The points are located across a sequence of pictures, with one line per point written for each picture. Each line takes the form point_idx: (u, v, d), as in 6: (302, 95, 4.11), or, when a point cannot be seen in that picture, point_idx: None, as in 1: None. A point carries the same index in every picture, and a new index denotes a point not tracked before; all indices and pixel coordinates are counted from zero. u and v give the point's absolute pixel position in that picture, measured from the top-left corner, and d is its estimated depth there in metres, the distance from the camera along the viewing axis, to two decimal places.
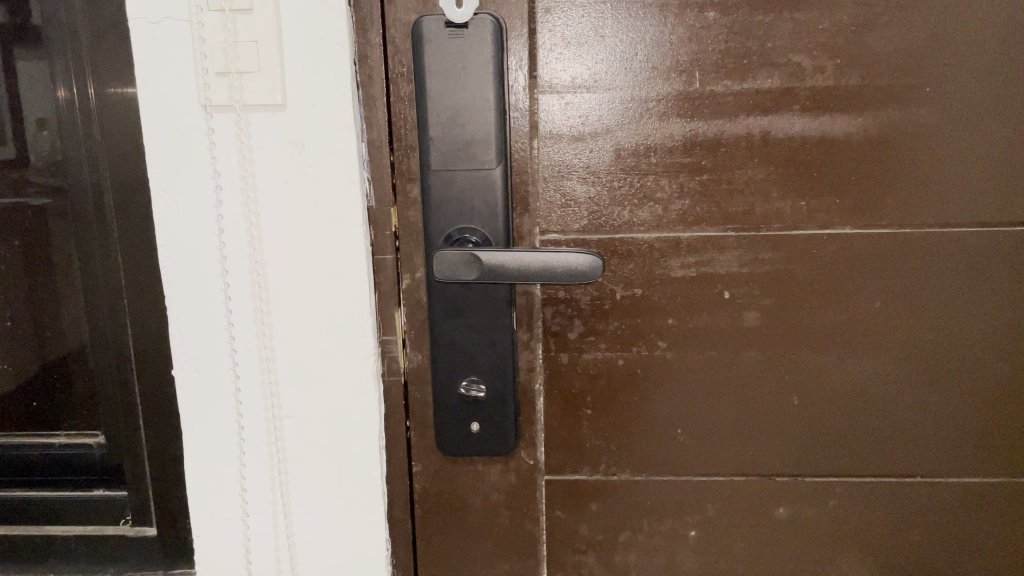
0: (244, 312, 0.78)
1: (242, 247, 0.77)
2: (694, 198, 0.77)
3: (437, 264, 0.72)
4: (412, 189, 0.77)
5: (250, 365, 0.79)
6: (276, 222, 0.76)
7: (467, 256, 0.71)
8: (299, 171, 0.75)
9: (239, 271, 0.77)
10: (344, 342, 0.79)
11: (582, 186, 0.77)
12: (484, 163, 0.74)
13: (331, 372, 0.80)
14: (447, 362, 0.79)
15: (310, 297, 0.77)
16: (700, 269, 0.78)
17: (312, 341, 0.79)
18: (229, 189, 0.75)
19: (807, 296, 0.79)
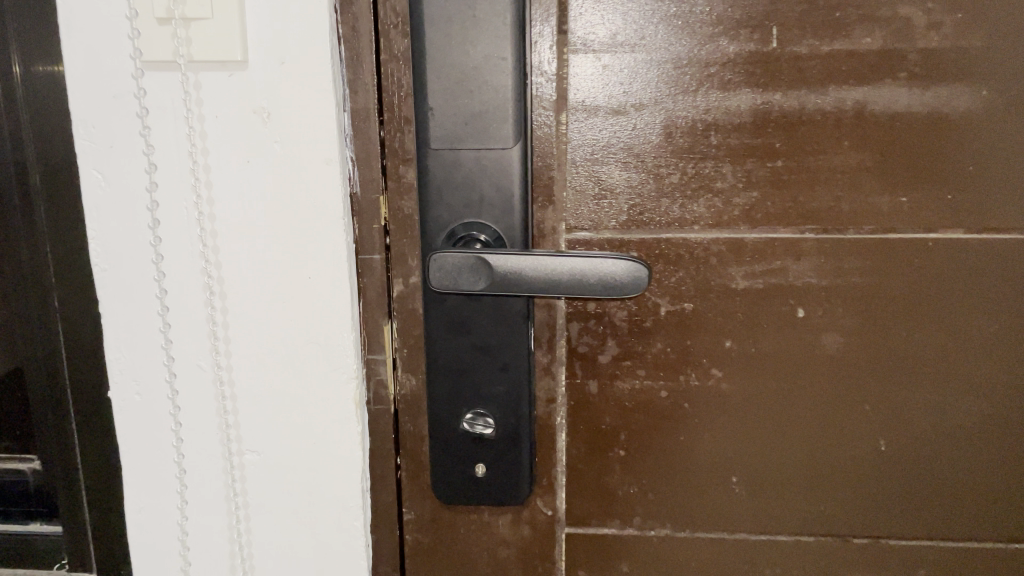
0: (195, 323, 0.63)
1: (193, 242, 0.61)
2: (762, 190, 0.61)
3: (434, 270, 0.56)
4: (406, 173, 0.62)
5: (204, 387, 0.64)
6: (234, 212, 0.60)
7: (473, 260, 0.55)
8: (265, 147, 0.59)
9: (189, 271, 0.62)
10: (319, 361, 0.63)
11: (622, 172, 0.61)
12: (498, 141, 0.58)
13: (303, 398, 0.64)
14: (448, 390, 0.63)
15: (277, 305, 0.62)
16: (768, 281, 0.62)
17: (280, 360, 0.63)
18: (176, 170, 0.60)
19: (902, 317, 0.62)
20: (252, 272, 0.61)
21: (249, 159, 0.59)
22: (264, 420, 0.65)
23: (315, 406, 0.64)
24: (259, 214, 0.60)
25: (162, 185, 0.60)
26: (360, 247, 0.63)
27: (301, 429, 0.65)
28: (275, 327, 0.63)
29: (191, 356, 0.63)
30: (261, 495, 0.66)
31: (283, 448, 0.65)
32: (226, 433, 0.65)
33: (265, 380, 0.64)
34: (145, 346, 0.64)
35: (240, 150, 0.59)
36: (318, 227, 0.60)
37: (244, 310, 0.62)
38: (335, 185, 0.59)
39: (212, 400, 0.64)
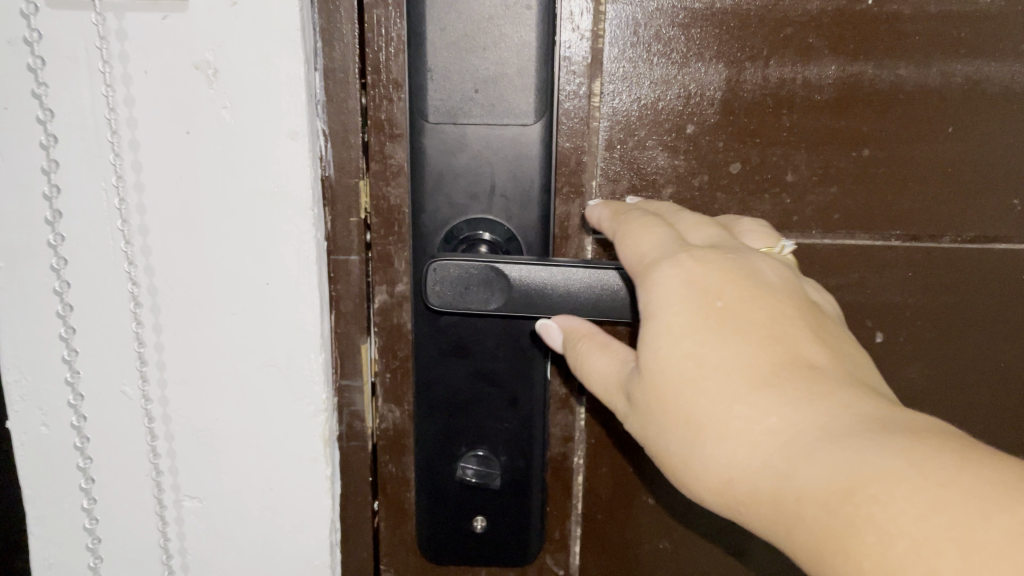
0: (117, 340, 0.49)
1: (113, 237, 0.47)
2: (842, 185, 0.49)
3: (431, 283, 0.43)
4: (393, 152, 0.48)
5: (128, 420, 0.50)
6: (168, 199, 0.46)
7: (484, 272, 0.42)
8: (210, 115, 0.45)
9: (109, 274, 0.47)
10: (278, 390, 0.50)
11: (668, 158, 0.48)
12: (516, 115, 0.45)
13: (257, 435, 0.51)
14: (442, 427, 0.51)
15: (225, 318, 0.48)
16: (842, 297, 0.50)
17: (228, 388, 0.50)
18: (88, 142, 0.45)
19: (991, 341, 0.52)
20: (191, 277, 0.48)
21: (189, 131, 0.45)
22: (208, 461, 0.51)
23: (272, 445, 0.51)
24: (200, 202, 0.46)
25: (69, 163, 0.45)
26: (334, 245, 0.49)
27: (254, 472, 0.51)
28: (222, 347, 0.49)
29: (112, 381, 0.49)
30: (203, 551, 0.53)
31: (233, 494, 0.52)
32: (157, 478, 0.51)
33: (208, 412, 0.50)
34: (48, 370, 0.49)
35: (177, 118, 0.45)
36: (279, 221, 0.47)
37: (181, 325, 0.48)
38: (303, 167, 0.46)
39: (140, 436, 0.50)
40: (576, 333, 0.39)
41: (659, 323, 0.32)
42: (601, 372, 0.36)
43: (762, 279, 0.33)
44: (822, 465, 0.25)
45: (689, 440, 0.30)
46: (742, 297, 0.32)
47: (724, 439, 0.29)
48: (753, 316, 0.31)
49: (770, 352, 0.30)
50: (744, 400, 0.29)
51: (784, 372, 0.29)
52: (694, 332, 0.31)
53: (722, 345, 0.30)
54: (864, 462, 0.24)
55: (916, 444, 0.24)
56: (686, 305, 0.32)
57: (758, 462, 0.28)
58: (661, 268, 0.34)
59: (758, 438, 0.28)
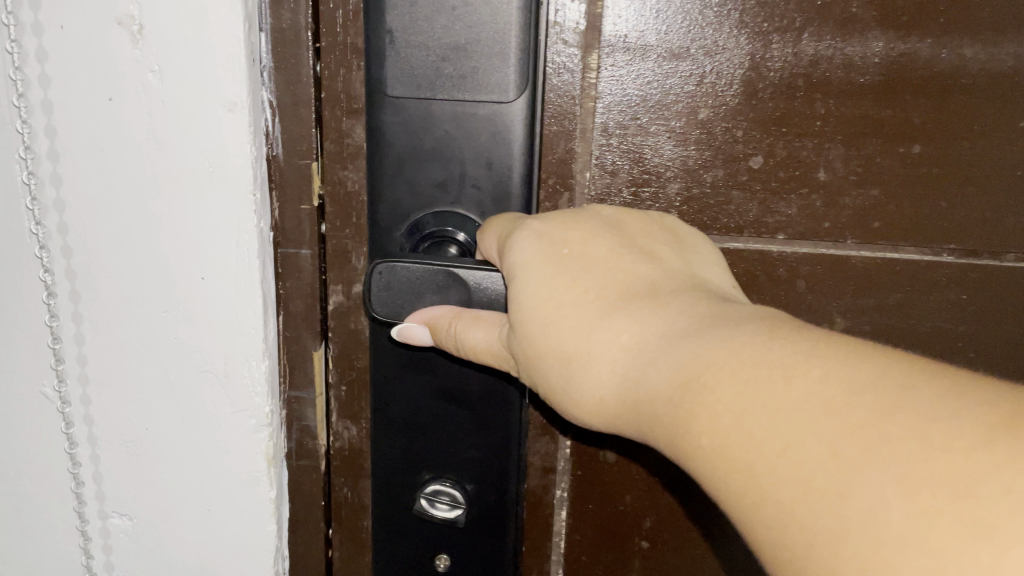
0: (31, 338, 0.41)
1: (21, 217, 0.39)
2: (886, 185, 0.40)
3: (378, 288, 0.36)
4: (350, 130, 0.40)
5: (43, 431, 0.43)
6: (86, 175, 0.39)
7: (440, 278, 0.36)
8: (132, 78, 0.37)
9: (17, 260, 0.40)
10: (215, 406, 0.42)
11: (676, 148, 0.41)
12: (491, 89, 0.37)
13: (190, 456, 0.43)
14: (401, 451, 0.44)
15: (153, 316, 0.41)
16: (879, 320, 0.42)
17: (158, 399, 0.42)
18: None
19: None
20: (113, 267, 0.40)
21: (109, 96, 0.37)
22: (136, 481, 0.44)
23: (207, 469, 0.43)
24: (122, 179, 0.39)
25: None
26: (281, 236, 0.42)
27: (187, 498, 0.44)
28: (150, 351, 0.41)
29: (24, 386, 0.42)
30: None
31: (166, 519, 0.44)
32: (78, 497, 0.44)
33: (135, 424, 0.43)
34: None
35: (93, 80, 0.37)
36: (212, 208, 0.39)
37: (103, 323, 0.41)
38: (240, 145, 0.38)
39: (57, 450, 0.43)
40: (441, 317, 0.35)
41: (523, 280, 0.31)
42: (486, 346, 0.33)
43: (603, 215, 0.33)
44: (666, 366, 0.25)
45: (561, 376, 0.29)
46: (589, 235, 0.31)
47: (590, 365, 0.28)
48: (598, 251, 0.31)
49: (613, 277, 0.30)
50: (596, 331, 0.28)
51: (628, 297, 0.29)
52: (549, 277, 0.30)
53: (576, 281, 0.30)
54: (696, 355, 0.24)
55: (736, 334, 0.24)
56: (539, 257, 0.31)
57: (620, 379, 0.27)
58: (518, 232, 0.33)
59: (616, 356, 0.28)
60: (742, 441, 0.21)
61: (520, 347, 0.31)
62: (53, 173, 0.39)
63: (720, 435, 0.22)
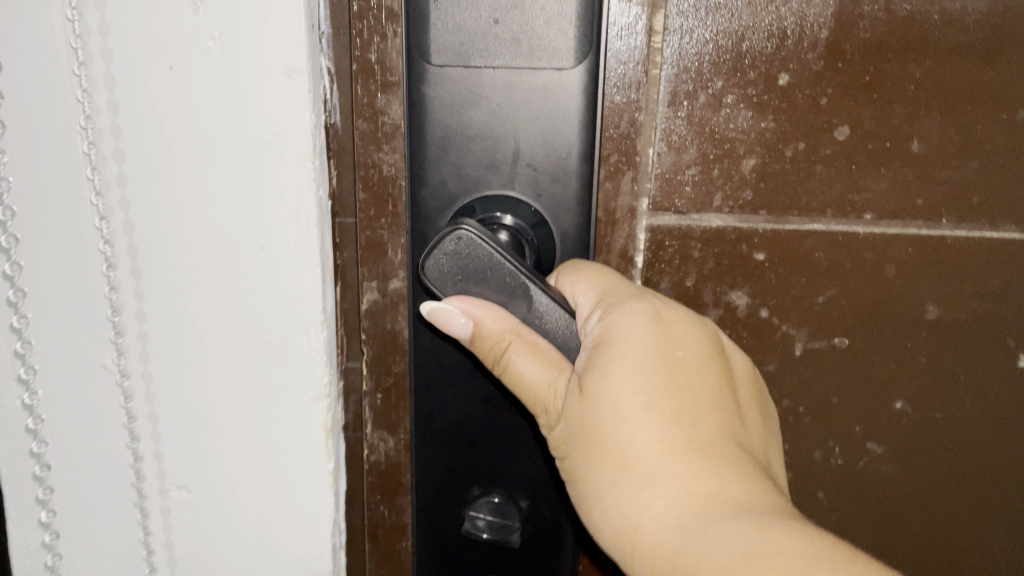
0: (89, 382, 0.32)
1: (83, 219, 0.30)
2: (988, 158, 0.36)
3: (452, 250, 0.30)
4: (387, 105, 0.36)
5: (106, 494, 0.33)
6: (151, 165, 0.30)
7: (514, 284, 0.31)
8: (194, 44, 0.28)
9: (68, 280, 0.31)
10: (292, 427, 0.33)
11: (752, 118, 0.36)
12: (550, 54, 0.33)
13: (273, 503, 0.34)
14: (448, 466, 0.39)
15: (220, 327, 0.32)
16: (976, 308, 0.38)
17: (227, 435, 0.33)
18: (43, 82, 0.28)
19: None
20: (188, 276, 0.31)
21: (169, 64, 0.28)
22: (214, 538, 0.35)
23: (287, 512, 0.35)
24: (192, 165, 0.30)
25: (25, 120, 0.29)
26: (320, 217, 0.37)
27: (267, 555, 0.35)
28: (219, 372, 0.32)
29: (79, 441, 0.33)
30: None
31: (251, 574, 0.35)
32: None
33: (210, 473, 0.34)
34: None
35: (149, 42, 0.28)
36: (279, 184, 0.30)
37: (174, 351, 0.32)
38: (303, 110, 0.29)
39: (129, 517, 0.34)
40: (496, 323, 0.30)
41: (615, 351, 0.28)
42: (530, 382, 0.30)
43: (715, 337, 0.30)
44: (732, 534, 0.23)
45: (608, 473, 0.26)
46: (703, 356, 0.28)
47: (647, 486, 0.25)
48: (708, 377, 0.28)
49: (712, 411, 0.27)
50: (676, 456, 0.25)
51: (721, 443, 0.26)
52: (648, 370, 0.27)
53: (675, 392, 0.27)
54: (774, 538, 0.22)
55: (813, 533, 0.22)
56: (648, 343, 0.27)
57: (667, 517, 0.25)
58: (626, 303, 0.29)
59: (676, 495, 0.25)
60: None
61: (572, 420, 0.28)
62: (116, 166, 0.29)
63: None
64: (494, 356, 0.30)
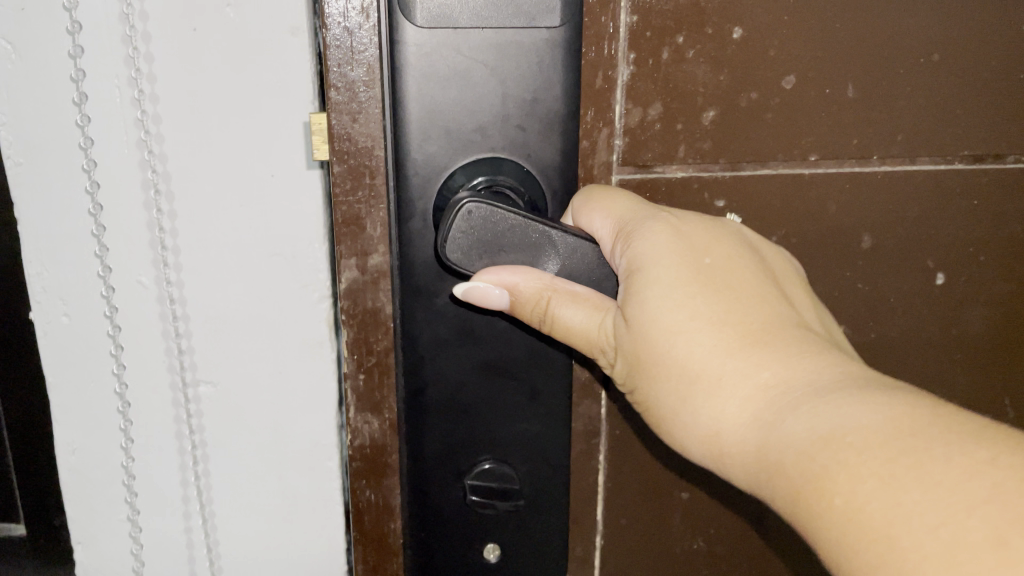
0: (137, 296, 0.38)
1: (132, 156, 0.36)
2: (910, 98, 0.40)
3: (467, 225, 0.30)
4: (361, 72, 0.34)
5: (154, 396, 0.40)
6: (179, 107, 0.35)
7: (537, 236, 0.31)
8: (213, 7, 0.33)
9: (116, 202, 0.36)
10: (302, 333, 0.39)
11: (711, 71, 0.38)
12: (535, 11, 0.33)
13: (288, 402, 0.40)
14: (441, 439, 0.39)
15: (239, 239, 0.37)
16: (899, 235, 0.43)
17: (245, 335, 0.39)
18: (97, 40, 0.34)
19: None
20: (217, 205, 0.36)
21: (193, 26, 0.33)
22: (237, 427, 0.40)
23: (297, 403, 0.40)
24: (217, 109, 0.35)
25: (82, 72, 0.34)
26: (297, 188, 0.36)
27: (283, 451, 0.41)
28: (240, 280, 0.38)
29: (133, 342, 0.39)
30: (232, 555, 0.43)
31: (268, 453, 0.41)
32: (184, 467, 0.41)
33: (232, 368, 0.39)
34: (60, 340, 0.39)
35: (179, 7, 0.33)
36: (282, 122, 0.35)
37: (200, 264, 0.37)
38: (303, 61, 0.34)
39: (167, 409, 0.40)
40: (527, 288, 0.30)
41: (644, 271, 0.28)
42: (581, 331, 0.29)
43: (741, 239, 0.30)
44: (811, 416, 0.22)
45: (675, 390, 0.26)
46: (730, 255, 0.28)
47: (714, 392, 0.25)
48: (745, 276, 0.28)
49: (757, 305, 0.27)
50: (733, 354, 0.25)
51: (776, 331, 0.26)
52: (682, 280, 0.27)
53: (715, 295, 0.27)
54: (848, 410, 0.22)
55: (890, 398, 0.22)
56: (675, 254, 0.28)
57: (744, 416, 0.24)
58: (645, 222, 0.29)
59: (746, 393, 0.25)
60: (882, 512, 0.19)
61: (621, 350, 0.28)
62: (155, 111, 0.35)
63: (856, 498, 0.20)
64: (538, 318, 0.30)
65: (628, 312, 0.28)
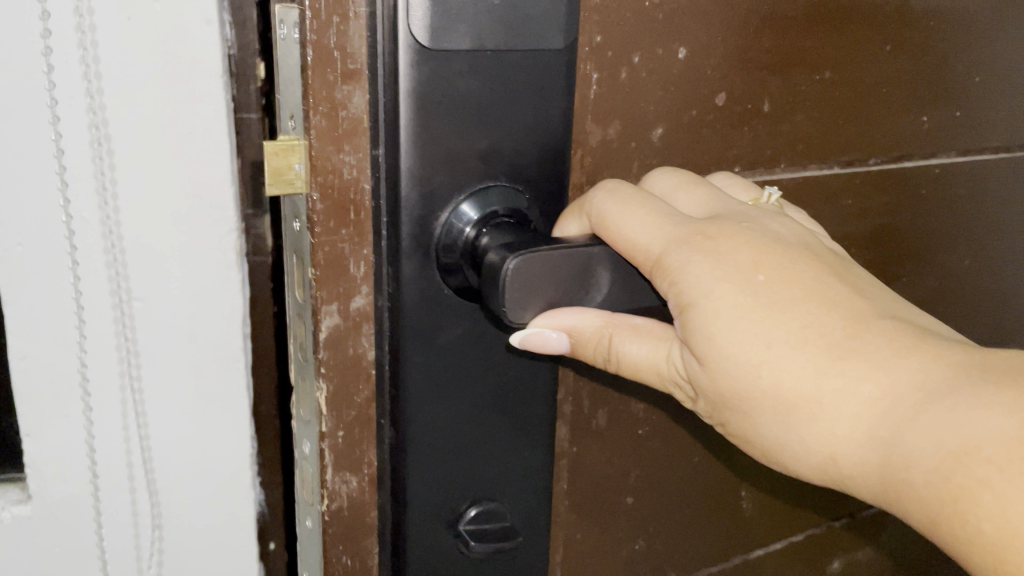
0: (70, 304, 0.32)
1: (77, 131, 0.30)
2: (808, 111, 0.45)
3: (525, 279, 0.29)
4: (348, 98, 0.30)
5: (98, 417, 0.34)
6: (124, 81, 0.30)
7: (582, 261, 0.30)
8: None
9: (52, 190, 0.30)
10: (230, 336, 0.35)
11: (659, 91, 0.39)
12: (541, 32, 0.31)
13: (228, 400, 0.36)
14: (434, 489, 0.36)
15: (177, 230, 0.32)
16: None
17: (183, 338, 0.34)
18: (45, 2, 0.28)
19: (892, 262, 0.54)
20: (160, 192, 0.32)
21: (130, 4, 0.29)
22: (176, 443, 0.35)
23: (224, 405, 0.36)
24: (157, 92, 0.30)
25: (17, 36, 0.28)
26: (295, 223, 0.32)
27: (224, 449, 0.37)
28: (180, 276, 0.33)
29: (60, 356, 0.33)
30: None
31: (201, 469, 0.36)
32: (133, 504, 0.36)
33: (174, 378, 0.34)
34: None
35: None
36: (218, 98, 0.31)
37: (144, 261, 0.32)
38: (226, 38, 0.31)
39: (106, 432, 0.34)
40: (589, 327, 0.31)
41: (707, 306, 0.30)
42: (646, 361, 0.32)
43: (774, 231, 0.31)
44: (937, 431, 0.26)
45: (779, 419, 0.30)
46: (778, 258, 0.30)
47: (823, 415, 0.29)
48: (800, 278, 0.30)
49: (827, 310, 0.29)
50: (829, 374, 0.28)
51: (855, 334, 0.29)
52: (751, 311, 0.29)
53: (786, 316, 0.29)
54: (970, 425, 0.25)
55: (1002, 400, 0.25)
56: (730, 280, 0.29)
57: (861, 432, 0.28)
58: (680, 241, 0.30)
59: (857, 410, 0.28)
60: None
61: (708, 394, 0.31)
62: (105, 84, 0.29)
63: (1010, 526, 0.24)
64: (598, 354, 0.32)
65: (711, 350, 0.30)
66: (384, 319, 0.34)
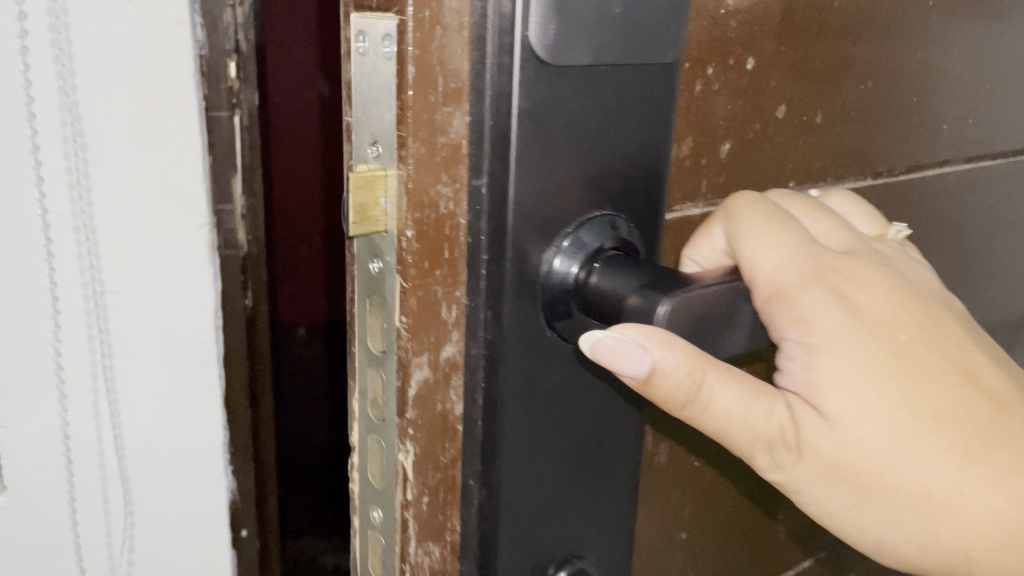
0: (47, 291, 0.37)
1: (54, 159, 0.35)
2: (852, 124, 0.44)
3: (682, 322, 0.26)
4: (449, 122, 0.26)
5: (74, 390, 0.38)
6: (100, 84, 0.34)
7: (729, 296, 0.28)
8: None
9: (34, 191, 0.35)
10: (195, 304, 0.39)
11: (730, 105, 0.37)
12: (650, 41, 0.28)
13: (196, 369, 0.40)
14: (528, 559, 0.32)
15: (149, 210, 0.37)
16: None
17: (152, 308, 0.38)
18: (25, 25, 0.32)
19: None
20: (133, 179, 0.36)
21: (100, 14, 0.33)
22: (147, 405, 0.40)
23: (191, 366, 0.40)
24: (129, 89, 0.34)
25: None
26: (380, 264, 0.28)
27: (199, 396, 0.41)
28: (152, 254, 0.37)
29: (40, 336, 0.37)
30: (164, 530, 0.43)
31: (171, 424, 0.41)
32: (105, 458, 0.40)
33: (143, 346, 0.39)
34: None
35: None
36: (182, 93, 0.35)
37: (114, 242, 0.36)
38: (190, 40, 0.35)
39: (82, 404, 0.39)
40: (680, 354, 0.27)
41: (847, 369, 0.28)
42: (739, 412, 0.28)
43: (896, 283, 0.30)
44: None
45: (899, 496, 0.29)
46: (909, 321, 0.29)
47: (951, 496, 0.28)
48: (933, 346, 0.29)
49: (962, 387, 0.29)
50: (966, 455, 0.28)
51: (987, 414, 0.29)
52: (896, 379, 0.28)
53: (926, 388, 0.28)
54: None
55: None
56: (873, 345, 0.28)
57: (983, 519, 0.28)
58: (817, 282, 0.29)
59: (986, 497, 0.28)
60: None
61: (822, 457, 0.29)
62: (81, 93, 0.34)
63: None
64: (683, 390, 0.27)
65: (842, 417, 0.28)
66: (478, 373, 0.29)
